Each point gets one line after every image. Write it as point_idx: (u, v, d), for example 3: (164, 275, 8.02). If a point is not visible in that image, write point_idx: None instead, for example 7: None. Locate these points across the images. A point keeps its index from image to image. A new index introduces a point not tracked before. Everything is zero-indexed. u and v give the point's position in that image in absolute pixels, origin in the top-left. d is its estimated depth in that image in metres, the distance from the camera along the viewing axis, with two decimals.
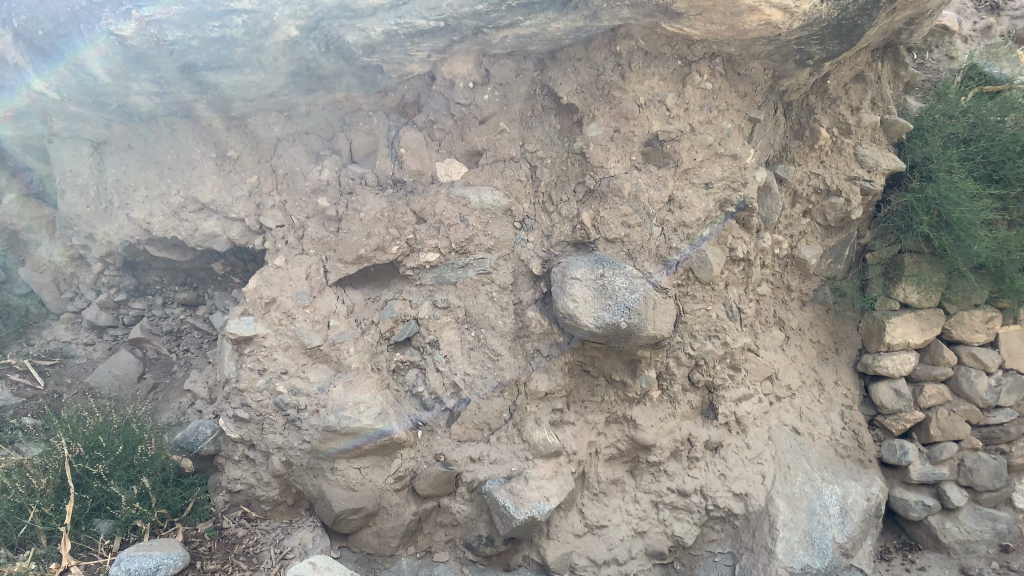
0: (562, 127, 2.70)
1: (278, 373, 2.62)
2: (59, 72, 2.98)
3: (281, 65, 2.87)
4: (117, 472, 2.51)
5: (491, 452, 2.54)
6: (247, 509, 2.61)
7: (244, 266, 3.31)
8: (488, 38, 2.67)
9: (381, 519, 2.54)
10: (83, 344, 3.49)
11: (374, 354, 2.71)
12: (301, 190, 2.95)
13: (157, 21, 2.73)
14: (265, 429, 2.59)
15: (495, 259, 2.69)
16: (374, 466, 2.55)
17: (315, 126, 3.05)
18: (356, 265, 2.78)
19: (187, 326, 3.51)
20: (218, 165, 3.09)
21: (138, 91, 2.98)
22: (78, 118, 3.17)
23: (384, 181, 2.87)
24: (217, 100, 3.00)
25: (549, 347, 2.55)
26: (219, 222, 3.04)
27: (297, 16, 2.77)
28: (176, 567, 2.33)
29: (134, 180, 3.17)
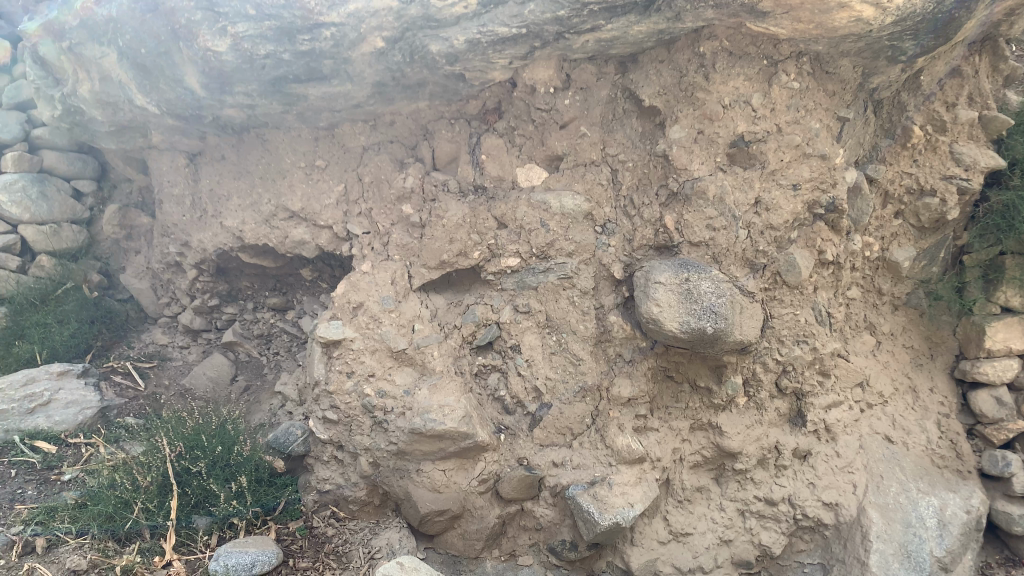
0: (644, 129, 2.64)
1: (366, 376, 2.68)
2: (160, 88, 3.16)
3: (368, 75, 2.89)
4: (215, 470, 2.62)
5: (574, 457, 2.54)
6: (336, 509, 2.69)
7: (332, 272, 3.41)
8: (569, 43, 2.61)
9: (466, 521, 2.57)
10: (178, 348, 3.75)
11: (456, 358, 2.75)
12: (386, 198, 3.03)
13: (250, 36, 2.82)
14: (354, 430, 2.67)
15: (576, 264, 2.65)
16: (458, 469, 2.57)
17: (399, 135, 3.11)
18: (439, 270, 2.84)
19: (276, 330, 3.67)
20: (307, 174, 3.20)
21: (231, 103, 3.11)
22: (176, 131, 3.39)
23: (466, 187, 2.91)
24: (306, 110, 3.10)
25: (632, 352, 2.54)
26: (308, 229, 3.17)
27: (383, 27, 2.72)
28: (272, 563, 2.38)
29: (227, 190, 3.36)
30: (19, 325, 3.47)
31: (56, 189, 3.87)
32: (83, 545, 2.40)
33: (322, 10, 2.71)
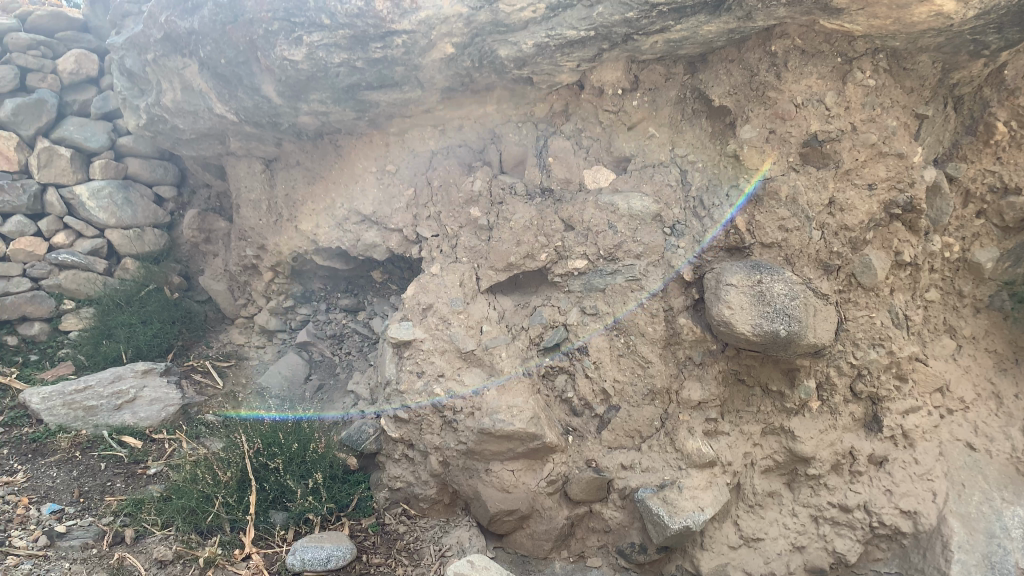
0: (713, 130, 2.63)
1: (435, 376, 2.73)
2: (238, 96, 3.26)
3: (438, 80, 2.95)
4: (292, 467, 2.69)
5: (643, 460, 2.54)
6: (407, 507, 2.75)
7: (401, 273, 3.47)
8: (638, 45, 2.59)
9: (535, 522, 2.59)
10: (255, 347, 3.92)
11: (525, 359, 2.76)
12: (454, 201, 3.06)
13: (324, 45, 2.86)
14: (423, 429, 2.69)
15: (645, 265, 2.63)
16: (527, 469, 2.60)
17: (467, 139, 3.15)
18: (506, 272, 2.85)
19: (349, 330, 3.71)
20: (377, 179, 3.28)
21: (307, 111, 3.19)
22: (253, 139, 3.51)
23: (533, 190, 2.93)
24: (377, 117, 3.18)
25: (702, 355, 2.51)
26: (379, 233, 3.25)
27: (453, 34, 2.74)
28: (346, 558, 2.44)
29: (303, 195, 3.50)
30: (106, 326, 3.68)
31: (139, 195, 4.11)
32: (169, 536, 2.51)
33: (393, 18, 2.72)
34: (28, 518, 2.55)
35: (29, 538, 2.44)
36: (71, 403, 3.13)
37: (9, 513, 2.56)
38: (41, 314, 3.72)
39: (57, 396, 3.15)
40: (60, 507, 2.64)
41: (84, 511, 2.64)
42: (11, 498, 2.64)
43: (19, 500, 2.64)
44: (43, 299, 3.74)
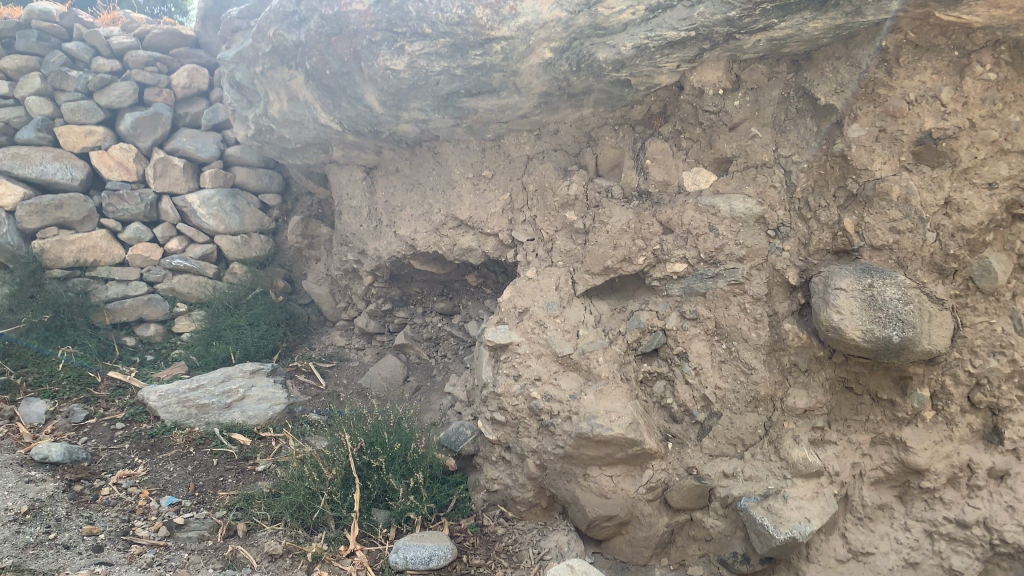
0: (819, 129, 2.48)
1: (532, 379, 2.74)
2: (341, 106, 3.38)
3: (536, 86, 2.94)
4: (394, 466, 2.76)
5: (746, 468, 2.48)
6: (504, 509, 2.78)
7: (495, 278, 3.54)
8: (740, 44, 2.54)
9: (634, 528, 2.56)
10: (355, 349, 4.03)
11: (622, 364, 2.74)
12: (550, 205, 3.07)
13: (425, 54, 2.93)
14: (520, 433, 2.74)
15: (748, 269, 2.55)
16: (625, 475, 2.59)
17: (563, 143, 3.14)
18: (603, 276, 2.85)
19: (444, 334, 3.81)
20: (474, 184, 3.32)
21: (407, 119, 3.27)
22: (355, 148, 3.64)
23: (630, 193, 2.89)
24: (474, 123, 3.21)
25: (809, 361, 2.43)
26: (475, 237, 3.30)
27: (551, 38, 2.75)
28: (447, 558, 2.47)
29: (401, 201, 3.57)
30: (218, 327, 3.93)
31: (246, 202, 4.31)
32: (278, 531, 2.59)
33: (493, 24, 2.74)
34: (149, 509, 2.70)
35: (151, 529, 2.57)
36: (186, 402, 3.31)
37: (132, 504, 2.72)
38: (157, 316, 4.02)
39: (172, 395, 3.34)
40: (178, 499, 2.78)
41: (200, 504, 2.76)
42: (134, 490, 2.80)
43: (141, 492, 2.79)
44: (158, 302, 4.04)
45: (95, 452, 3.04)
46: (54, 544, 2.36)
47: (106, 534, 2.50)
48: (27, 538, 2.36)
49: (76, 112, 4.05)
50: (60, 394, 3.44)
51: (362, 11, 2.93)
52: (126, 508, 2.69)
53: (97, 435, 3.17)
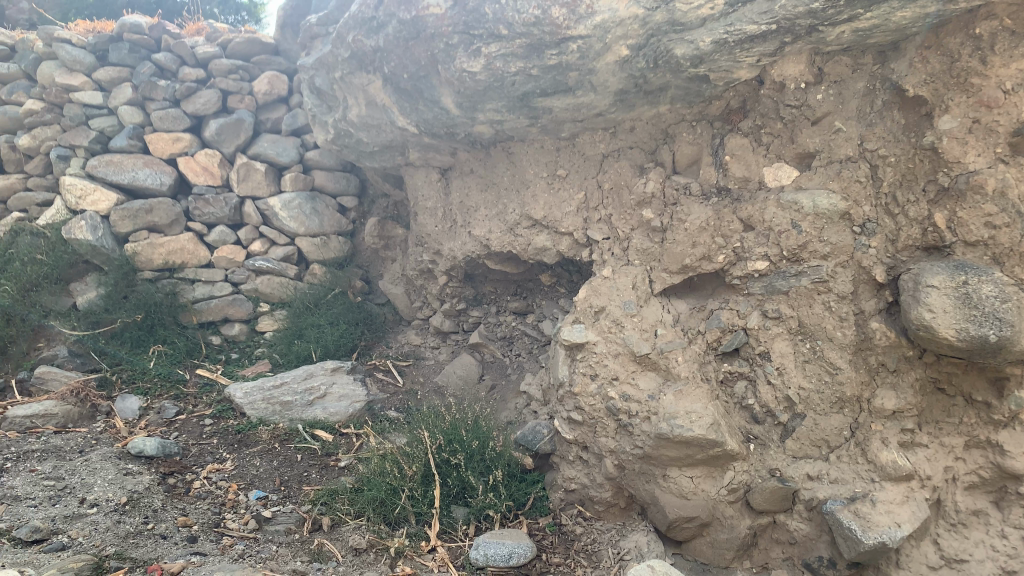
0: (907, 122, 2.40)
1: (609, 379, 2.73)
2: (418, 109, 3.44)
3: (612, 84, 2.92)
4: (473, 463, 2.80)
5: (831, 471, 2.41)
6: (582, 508, 2.78)
7: (569, 277, 3.52)
8: (823, 36, 2.48)
9: (715, 530, 2.54)
10: (431, 348, 4.10)
11: (702, 364, 2.70)
12: (625, 204, 3.05)
13: (502, 55, 2.94)
14: (598, 432, 2.74)
15: (833, 266, 2.48)
16: (706, 476, 2.55)
17: (639, 141, 3.11)
18: (681, 274, 2.82)
19: (518, 332, 3.83)
20: (549, 183, 3.33)
21: (482, 120, 3.30)
22: (430, 150, 3.71)
23: (708, 190, 2.85)
24: (550, 122, 3.21)
25: (897, 361, 2.36)
26: (549, 236, 3.31)
27: (628, 36, 2.72)
28: (528, 555, 2.48)
29: (476, 202, 3.62)
30: (299, 326, 4.06)
31: (325, 205, 4.42)
32: (361, 526, 2.64)
33: (569, 24, 2.74)
34: (238, 502, 2.80)
35: (240, 521, 2.67)
36: (270, 399, 3.44)
37: (222, 497, 2.82)
38: (241, 316, 4.20)
39: (258, 392, 3.47)
40: (265, 494, 2.86)
41: (286, 499, 2.84)
42: (223, 484, 2.90)
43: (230, 486, 2.90)
44: (242, 302, 4.20)
45: (185, 446, 3.18)
46: (152, 534, 2.48)
47: (199, 526, 2.60)
48: (128, 527, 2.49)
49: (164, 120, 4.25)
50: (152, 390, 3.64)
51: (440, 15, 2.97)
52: (216, 501, 2.79)
53: (187, 431, 3.32)
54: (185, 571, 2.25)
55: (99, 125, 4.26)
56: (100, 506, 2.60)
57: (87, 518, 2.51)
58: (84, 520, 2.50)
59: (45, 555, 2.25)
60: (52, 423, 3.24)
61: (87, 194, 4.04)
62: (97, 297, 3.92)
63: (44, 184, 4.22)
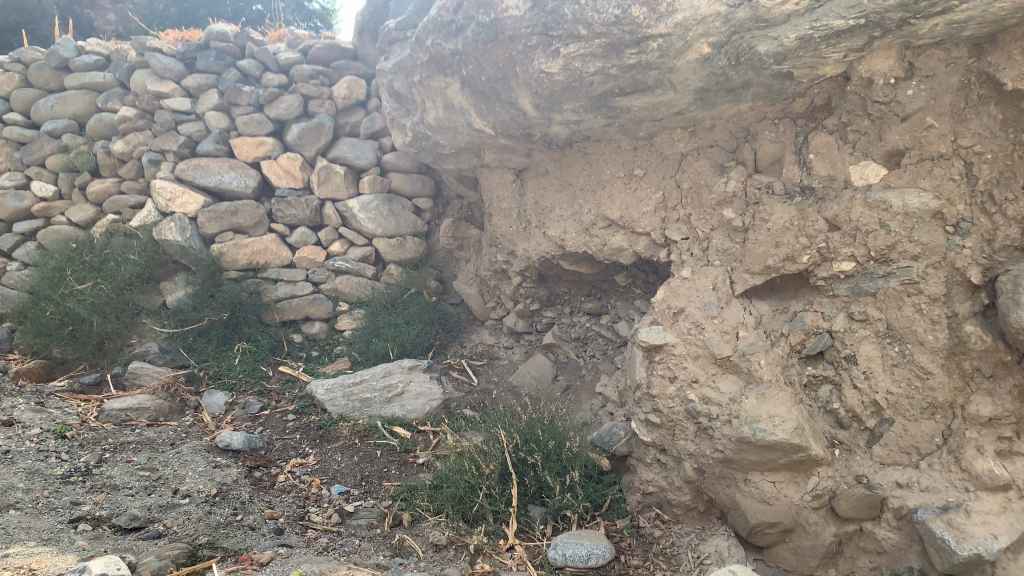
0: (1006, 116, 2.30)
1: (689, 381, 2.71)
2: (496, 111, 3.46)
3: (693, 81, 2.87)
4: (549, 463, 2.79)
5: (922, 479, 2.31)
6: (660, 511, 2.77)
7: (646, 278, 3.53)
8: (915, 29, 2.36)
9: (799, 536, 2.48)
10: (505, 348, 4.13)
11: (785, 367, 2.64)
12: (705, 203, 3.01)
13: (581, 55, 2.93)
14: (677, 435, 2.72)
15: (924, 267, 2.39)
16: (789, 481, 2.50)
17: (719, 139, 3.06)
18: (763, 275, 2.77)
19: (592, 333, 3.82)
20: (626, 183, 3.31)
21: (559, 120, 3.30)
22: (506, 151, 3.73)
23: (792, 189, 2.77)
24: (627, 122, 3.18)
25: (994, 367, 2.27)
26: (625, 237, 3.32)
27: (710, 33, 2.67)
28: (606, 557, 2.46)
29: (551, 203, 3.64)
30: (376, 325, 4.15)
31: (401, 207, 4.49)
32: (441, 523, 2.69)
33: (650, 23, 2.70)
34: (321, 496, 2.88)
35: (324, 515, 2.74)
36: (350, 395, 3.52)
37: (306, 491, 2.91)
38: (321, 315, 4.32)
39: (338, 389, 3.56)
40: (346, 488, 2.94)
41: (367, 494, 2.92)
42: (306, 478, 3.00)
43: (313, 480, 2.99)
44: (322, 301, 4.32)
45: (270, 441, 3.29)
46: (241, 525, 2.56)
47: (285, 518, 2.68)
48: (218, 518, 2.58)
49: (249, 125, 4.39)
50: (237, 386, 3.80)
51: (519, 17, 2.99)
52: (300, 495, 2.87)
53: (271, 426, 3.45)
54: (273, 562, 2.33)
55: (188, 130, 4.42)
56: (192, 497, 2.70)
57: (180, 508, 2.62)
58: (178, 509, 2.61)
59: (144, 542, 2.36)
60: (144, 416, 3.40)
61: (176, 197, 4.22)
62: (185, 296, 4.09)
63: (137, 188, 4.42)
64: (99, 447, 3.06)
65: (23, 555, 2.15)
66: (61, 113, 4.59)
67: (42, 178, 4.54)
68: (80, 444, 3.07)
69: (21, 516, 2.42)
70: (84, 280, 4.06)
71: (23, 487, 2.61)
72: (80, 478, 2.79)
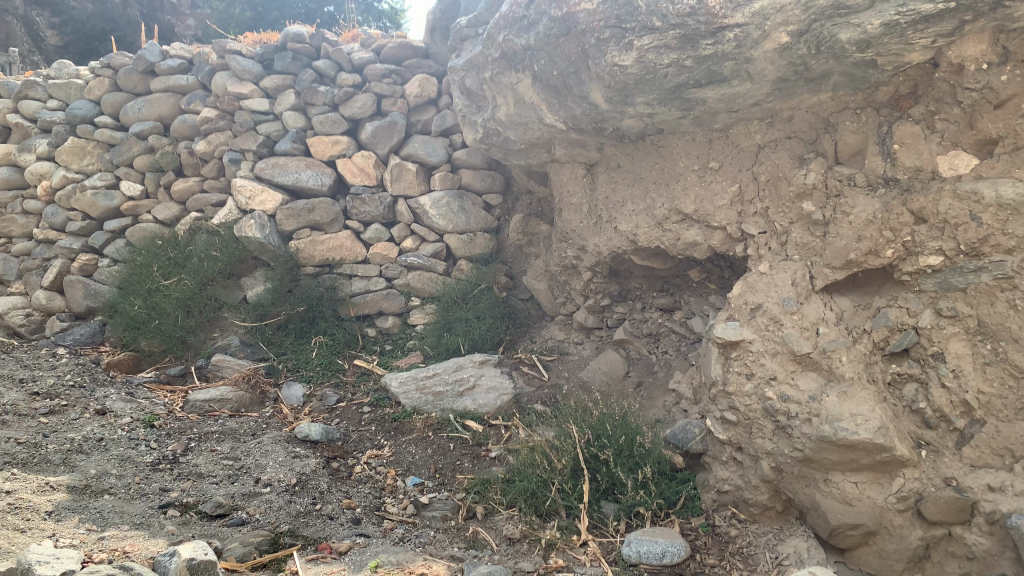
0: None
1: (767, 379, 2.66)
2: (569, 106, 3.44)
3: (771, 72, 2.79)
4: (622, 459, 2.75)
5: (1016, 483, 2.20)
6: (736, 510, 2.71)
7: (721, 273, 3.48)
8: (1010, 11, 2.24)
9: (882, 539, 2.39)
10: (575, 344, 4.12)
11: (868, 364, 2.57)
12: (784, 196, 2.93)
13: (655, 47, 2.89)
14: (754, 433, 2.68)
15: (1018, 262, 2.27)
16: (872, 482, 2.43)
17: (798, 130, 2.97)
18: (845, 270, 2.68)
19: (665, 329, 3.78)
20: (700, 176, 3.26)
21: (632, 114, 3.26)
22: (577, 146, 3.71)
23: (875, 181, 2.67)
24: (701, 114, 3.12)
25: None
26: (700, 231, 3.28)
27: (789, 22, 2.60)
28: (681, 555, 2.42)
29: (623, 197, 3.61)
30: (447, 320, 4.19)
31: (472, 203, 4.52)
32: (514, 516, 2.71)
33: (727, 12, 2.66)
34: (397, 487, 2.95)
35: (399, 506, 2.80)
36: (423, 388, 3.58)
37: (382, 482, 2.98)
38: (394, 309, 4.38)
39: (412, 382, 3.62)
40: (421, 480, 3.00)
41: (441, 486, 2.96)
42: (382, 470, 3.07)
43: (389, 471, 3.06)
44: (395, 296, 4.40)
45: (346, 433, 3.38)
46: (320, 514, 2.63)
47: (362, 508, 2.74)
48: (298, 507, 2.65)
49: (325, 124, 4.50)
50: (315, 378, 3.91)
51: (591, 10, 2.99)
52: (376, 486, 2.95)
53: (348, 418, 3.53)
54: (351, 551, 2.38)
55: (267, 130, 4.56)
56: (273, 485, 2.79)
57: (262, 496, 2.70)
58: (260, 498, 2.69)
59: (229, 529, 2.45)
60: (227, 407, 3.53)
61: (255, 195, 4.34)
62: (264, 291, 4.21)
63: (218, 186, 4.57)
64: (185, 436, 3.18)
65: (117, 538, 2.26)
66: (147, 115, 4.78)
67: (130, 178, 4.74)
68: (167, 433, 3.19)
69: (114, 501, 2.54)
70: (170, 275, 4.22)
71: (116, 473, 2.74)
72: (168, 465, 2.90)
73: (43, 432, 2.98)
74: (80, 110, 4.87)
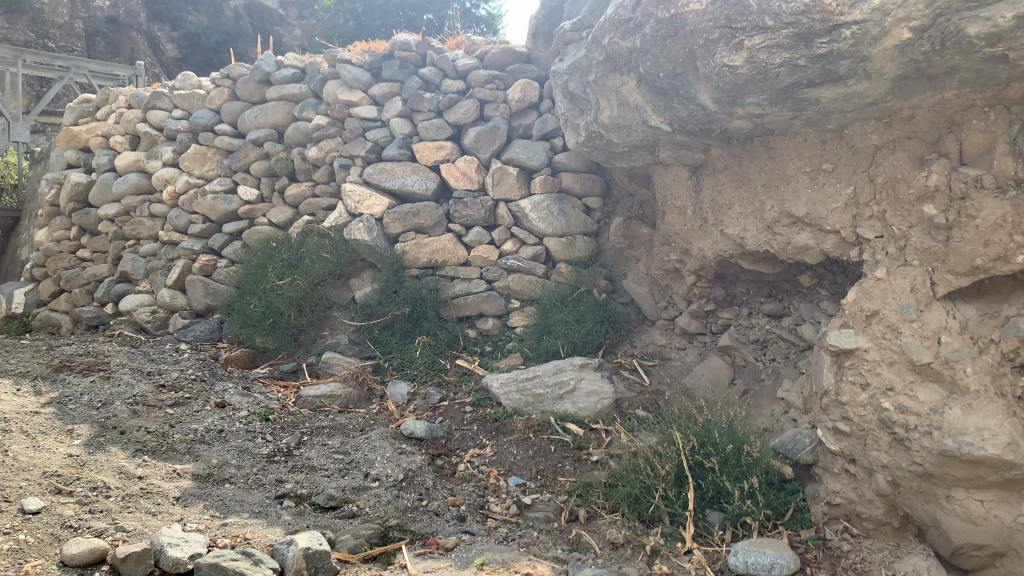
0: None
1: (883, 389, 2.56)
2: (675, 107, 3.39)
3: (889, 70, 2.66)
4: (728, 468, 2.70)
5: None
6: (849, 524, 2.60)
7: (833, 278, 3.38)
8: None
9: (1011, 562, 2.28)
10: (677, 349, 4.06)
11: (996, 377, 2.46)
12: (903, 199, 2.81)
13: (766, 47, 2.82)
14: (869, 445, 2.58)
15: None
16: (1000, 501, 2.32)
17: (918, 130, 2.83)
18: (970, 276, 2.58)
19: (772, 336, 3.68)
20: (812, 178, 3.16)
21: (741, 114, 3.18)
22: (683, 148, 3.65)
23: (1004, 182, 2.51)
24: (815, 115, 3.00)
25: None
26: (812, 235, 3.21)
27: (911, 17, 2.48)
28: (790, 568, 2.35)
29: (730, 199, 3.56)
30: (548, 322, 4.20)
31: (572, 206, 4.52)
32: (617, 521, 2.70)
33: (843, 9, 2.58)
34: (499, 487, 2.99)
35: (502, 505, 2.85)
36: (523, 390, 3.60)
37: (485, 481, 3.03)
38: (495, 311, 4.43)
39: (513, 383, 3.66)
40: (523, 481, 3.03)
41: (543, 487, 2.99)
42: (485, 468, 3.12)
43: (491, 471, 3.10)
44: (496, 298, 4.44)
45: (450, 431, 3.45)
46: (427, 510, 2.71)
47: (466, 506, 2.80)
48: (406, 502, 2.73)
49: (430, 130, 4.63)
50: (419, 377, 4.01)
51: (700, 11, 2.94)
52: (480, 485, 3.00)
53: (451, 416, 3.61)
54: (457, 547, 2.44)
55: (375, 136, 4.73)
56: (381, 480, 2.88)
57: (371, 490, 2.79)
58: (368, 491, 2.78)
59: (341, 521, 2.55)
60: (336, 403, 3.67)
61: (364, 199, 4.52)
62: (372, 292, 4.35)
63: (329, 191, 4.76)
64: (298, 430, 3.32)
65: (238, 524, 2.38)
66: (263, 123, 5.02)
67: (247, 183, 4.98)
68: (281, 427, 3.34)
69: (235, 490, 2.67)
70: (283, 276, 4.42)
71: (236, 464, 2.89)
72: (283, 458, 3.04)
73: (169, 422, 3.17)
74: (202, 119, 5.16)
